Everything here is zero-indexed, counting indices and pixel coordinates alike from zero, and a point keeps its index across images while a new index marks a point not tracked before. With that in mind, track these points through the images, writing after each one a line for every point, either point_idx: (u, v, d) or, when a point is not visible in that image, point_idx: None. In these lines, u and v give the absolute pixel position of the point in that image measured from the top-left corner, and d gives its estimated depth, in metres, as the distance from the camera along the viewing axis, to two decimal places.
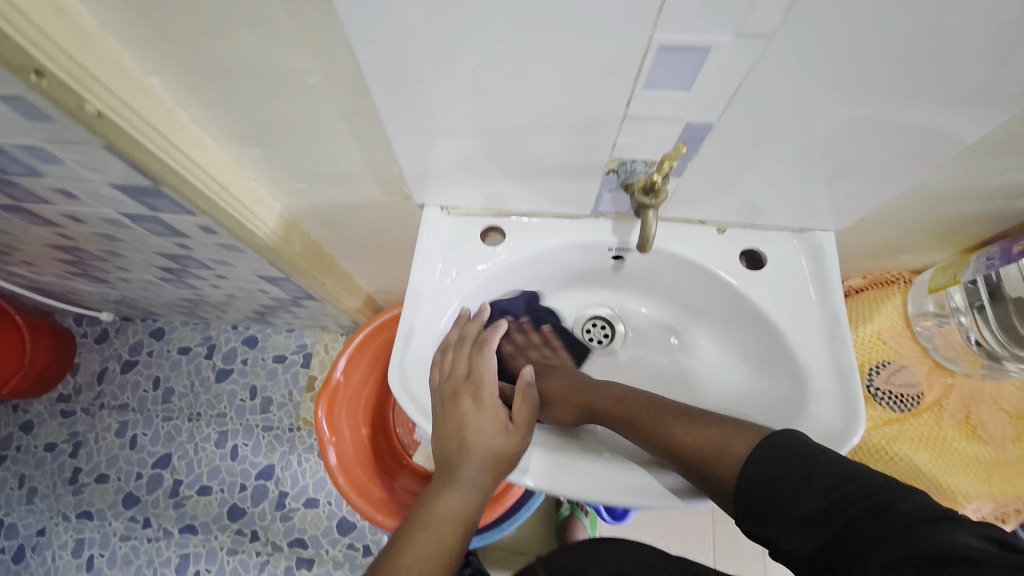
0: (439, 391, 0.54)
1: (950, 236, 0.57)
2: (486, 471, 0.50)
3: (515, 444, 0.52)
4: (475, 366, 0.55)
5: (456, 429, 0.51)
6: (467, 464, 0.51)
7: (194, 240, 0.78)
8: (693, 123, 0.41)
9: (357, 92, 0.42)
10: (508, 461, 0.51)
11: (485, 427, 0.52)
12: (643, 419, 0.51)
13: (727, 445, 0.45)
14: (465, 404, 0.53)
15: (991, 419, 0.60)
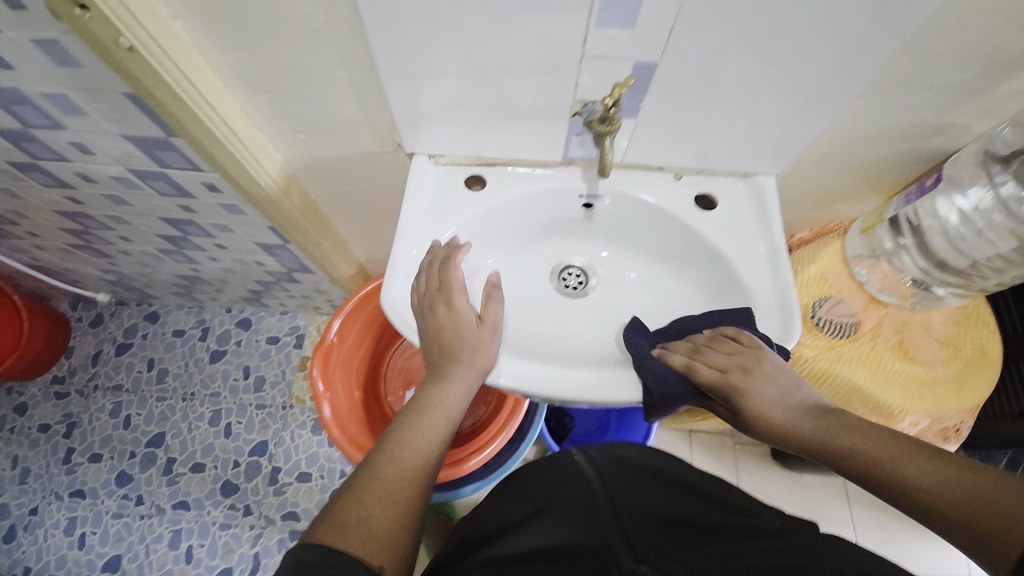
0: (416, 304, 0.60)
1: (874, 179, 0.66)
2: (476, 373, 0.56)
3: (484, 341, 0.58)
4: (445, 277, 0.60)
5: (437, 334, 0.57)
6: (456, 363, 0.56)
7: (198, 201, 0.83)
8: (642, 63, 0.48)
9: (355, 36, 0.49)
10: (488, 359, 0.57)
11: (461, 328, 0.58)
12: (884, 459, 0.42)
13: (944, 496, 0.38)
14: (439, 311, 0.58)
15: (922, 342, 0.67)
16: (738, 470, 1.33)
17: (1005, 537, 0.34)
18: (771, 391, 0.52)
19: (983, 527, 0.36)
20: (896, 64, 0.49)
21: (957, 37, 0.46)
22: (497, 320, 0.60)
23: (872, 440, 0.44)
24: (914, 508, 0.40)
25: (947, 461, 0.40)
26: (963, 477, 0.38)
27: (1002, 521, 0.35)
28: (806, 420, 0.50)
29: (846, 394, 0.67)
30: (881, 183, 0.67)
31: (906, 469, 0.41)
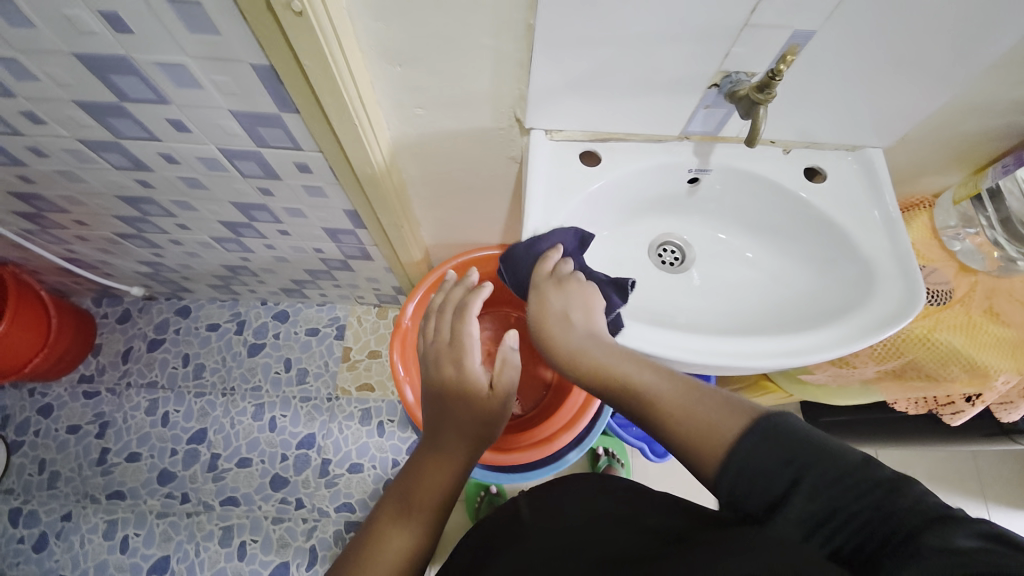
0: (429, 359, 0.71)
1: (969, 151, 0.69)
2: (473, 440, 0.63)
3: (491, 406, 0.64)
4: (455, 333, 0.69)
5: (443, 391, 0.66)
6: (461, 442, 0.62)
7: (281, 182, 0.82)
8: (799, 30, 0.50)
9: (517, 4, 0.49)
10: (491, 419, 0.64)
11: (467, 386, 0.66)
12: (675, 400, 0.43)
13: (713, 427, 0.40)
14: (449, 369, 0.67)
15: (1012, 307, 0.70)
16: None
17: (699, 449, 0.40)
18: (571, 323, 0.55)
19: (699, 437, 0.40)
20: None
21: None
22: (507, 388, 0.65)
23: (660, 377, 0.46)
24: (662, 437, 0.44)
25: (690, 384, 0.45)
26: (697, 399, 0.43)
27: (706, 435, 0.40)
28: (589, 349, 0.52)
29: (943, 357, 0.70)
30: (972, 156, 0.70)
31: (669, 408, 0.43)
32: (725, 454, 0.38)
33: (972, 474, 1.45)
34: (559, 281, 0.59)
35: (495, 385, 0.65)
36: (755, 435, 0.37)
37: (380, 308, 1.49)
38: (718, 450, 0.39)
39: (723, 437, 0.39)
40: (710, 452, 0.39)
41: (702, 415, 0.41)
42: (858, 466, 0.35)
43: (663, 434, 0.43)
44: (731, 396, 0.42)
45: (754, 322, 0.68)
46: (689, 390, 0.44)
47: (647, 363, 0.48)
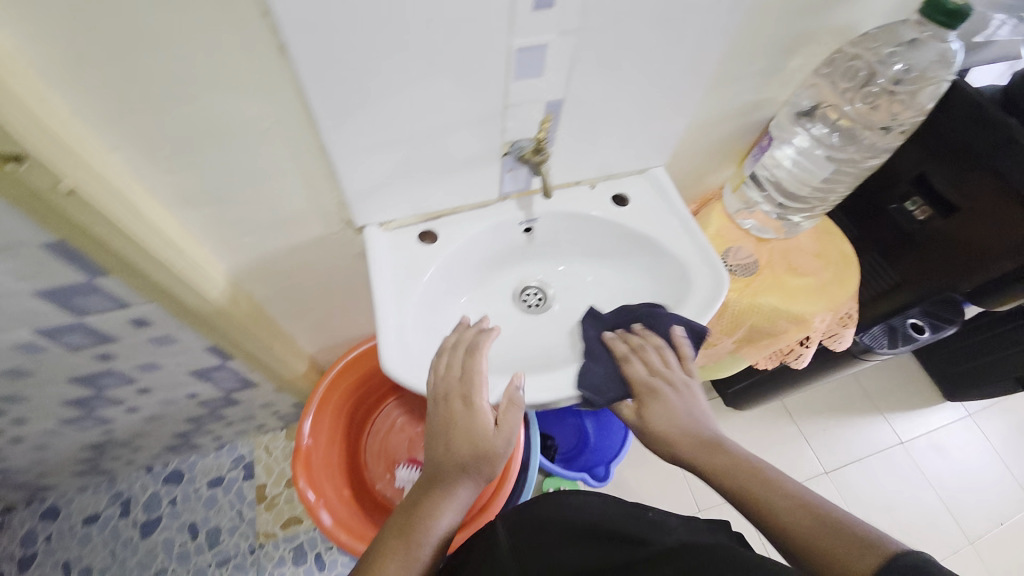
0: (430, 400, 0.63)
1: (727, 151, 0.85)
2: (468, 484, 0.60)
3: (498, 443, 0.60)
4: (468, 369, 0.64)
5: (447, 431, 0.61)
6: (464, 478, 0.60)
7: (122, 342, 0.75)
8: (550, 100, 0.59)
9: (300, 131, 0.53)
10: (495, 459, 0.60)
11: (476, 424, 0.61)
12: (749, 485, 0.55)
13: (827, 546, 0.47)
14: (456, 407, 0.62)
15: (803, 260, 0.86)
16: None
17: (838, 562, 0.45)
18: (670, 405, 0.64)
19: (841, 560, 0.45)
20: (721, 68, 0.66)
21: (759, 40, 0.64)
22: (511, 429, 0.61)
23: (769, 490, 0.53)
24: (788, 548, 0.50)
25: (812, 496, 0.52)
26: (825, 516, 0.49)
27: (842, 557, 0.45)
28: (703, 454, 0.60)
29: (770, 316, 0.83)
30: (732, 153, 0.86)
31: (771, 498, 0.53)
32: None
33: (861, 394, 1.66)
34: (657, 368, 0.67)
35: (500, 424, 0.61)
36: (889, 570, 0.41)
37: (287, 429, 1.38)
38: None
39: (865, 567, 0.43)
40: (851, 575, 0.44)
41: (838, 538, 0.46)
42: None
43: (768, 519, 0.52)
44: (849, 516, 0.48)
45: None
46: (801, 510, 0.50)
47: (762, 467, 0.56)
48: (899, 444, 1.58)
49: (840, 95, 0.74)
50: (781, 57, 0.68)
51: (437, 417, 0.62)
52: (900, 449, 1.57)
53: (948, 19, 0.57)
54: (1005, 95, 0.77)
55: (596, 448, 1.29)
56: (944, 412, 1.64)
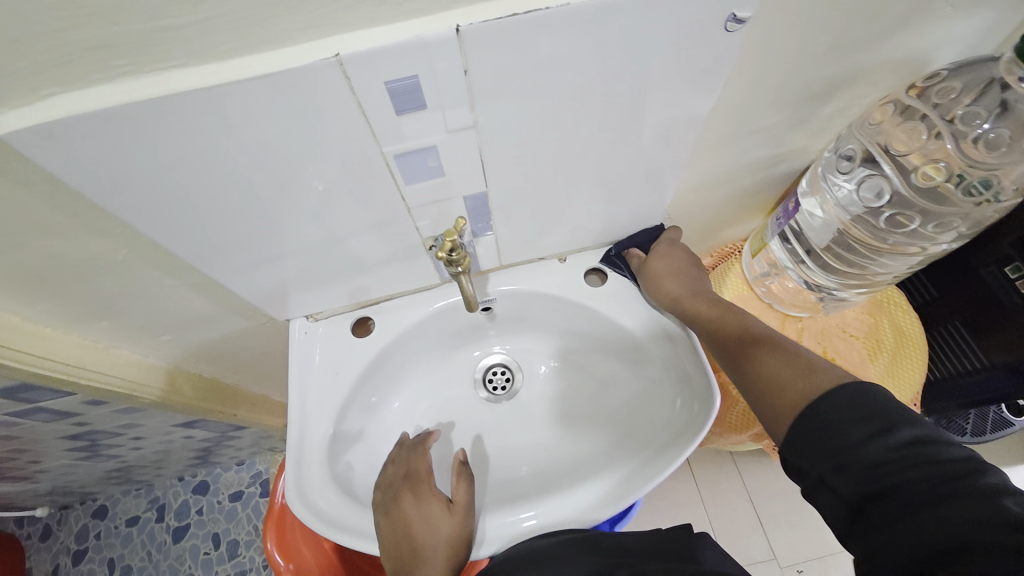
0: (377, 496, 0.54)
1: (745, 205, 0.66)
2: (443, 563, 0.49)
3: (464, 523, 0.52)
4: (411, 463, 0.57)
5: (403, 526, 0.50)
6: (426, 560, 0.48)
7: (88, 414, 0.76)
8: (470, 196, 0.47)
9: (166, 255, 0.45)
10: (463, 540, 0.51)
11: (432, 515, 0.52)
12: (731, 344, 0.51)
13: (786, 378, 0.43)
14: (408, 500, 0.52)
15: (843, 346, 0.66)
16: (743, 471, 1.29)
17: (782, 389, 0.43)
18: (683, 254, 0.61)
19: (777, 382, 0.44)
20: (717, 127, 0.48)
21: (769, 93, 0.45)
22: (468, 501, 0.53)
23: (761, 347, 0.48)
24: (746, 380, 0.47)
25: (811, 357, 0.44)
26: (799, 354, 0.45)
27: (786, 389, 0.43)
28: (699, 302, 0.56)
29: None
30: (754, 205, 0.67)
31: (753, 348, 0.48)
32: (798, 407, 0.41)
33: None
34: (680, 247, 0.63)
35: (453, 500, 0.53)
36: (833, 396, 0.39)
37: None
38: (795, 402, 0.41)
39: (799, 392, 0.41)
40: (789, 398, 0.42)
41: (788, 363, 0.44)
42: (881, 432, 0.35)
43: (750, 374, 0.47)
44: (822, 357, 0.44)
45: (583, 451, 0.62)
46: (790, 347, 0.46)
47: (746, 315, 0.53)
48: None
49: (894, 167, 0.53)
50: (805, 105, 0.49)
51: (382, 517, 0.51)
52: None
53: None
54: None
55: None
56: None
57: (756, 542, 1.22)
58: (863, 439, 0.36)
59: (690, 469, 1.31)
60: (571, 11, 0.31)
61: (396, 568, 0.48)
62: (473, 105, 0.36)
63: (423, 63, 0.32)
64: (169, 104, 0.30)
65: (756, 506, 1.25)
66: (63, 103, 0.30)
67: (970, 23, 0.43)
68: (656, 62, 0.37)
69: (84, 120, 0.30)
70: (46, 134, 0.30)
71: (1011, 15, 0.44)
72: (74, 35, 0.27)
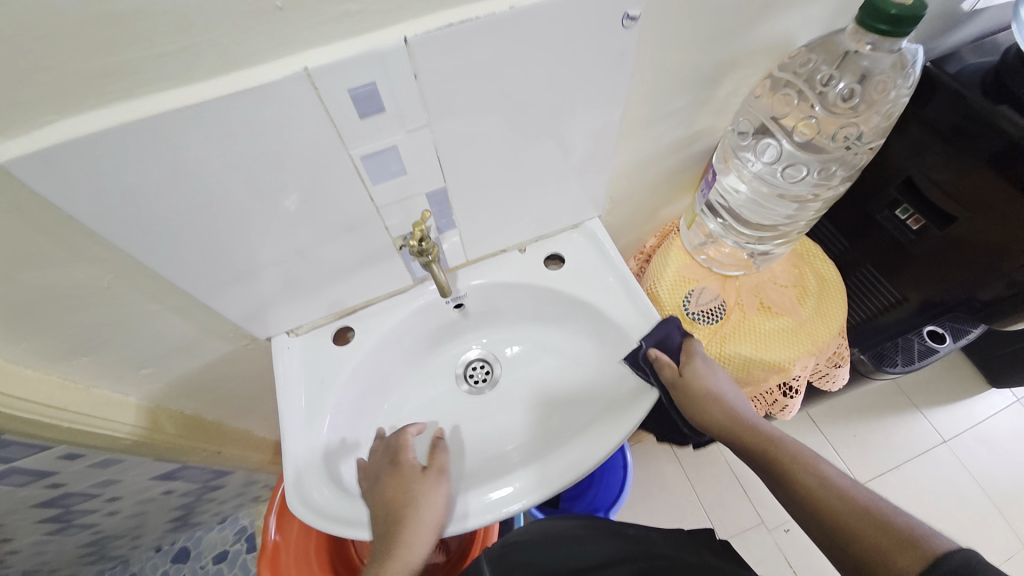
0: (364, 466, 0.59)
1: (675, 184, 0.75)
2: (424, 529, 0.53)
3: (436, 487, 0.56)
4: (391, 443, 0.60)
5: (382, 498, 0.55)
6: (403, 524, 0.52)
7: (63, 472, 0.74)
8: (432, 192, 0.52)
9: (151, 277, 0.48)
10: (437, 505, 0.55)
11: (408, 482, 0.56)
12: (780, 462, 0.53)
13: (858, 527, 0.44)
14: (384, 469, 0.56)
15: (777, 295, 0.74)
16: (722, 444, 1.36)
17: (872, 554, 0.42)
18: (713, 372, 0.62)
19: (867, 546, 0.43)
20: (636, 113, 0.57)
21: (671, 79, 0.54)
22: (444, 466, 0.58)
23: (809, 477, 0.50)
24: (815, 523, 0.47)
25: (850, 482, 0.48)
26: (871, 507, 0.45)
27: (875, 550, 0.42)
28: (716, 406, 0.60)
29: (744, 367, 0.71)
30: (682, 183, 0.76)
31: (808, 476, 0.50)
32: (884, 568, 0.41)
33: (896, 389, 1.42)
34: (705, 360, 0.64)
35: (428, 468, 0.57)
36: (936, 572, 0.37)
37: None
38: (891, 560, 0.40)
39: (893, 567, 0.40)
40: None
41: (869, 521, 0.43)
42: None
43: (794, 494, 0.50)
44: (896, 507, 0.44)
45: (564, 422, 0.66)
46: (852, 493, 0.47)
47: (781, 435, 0.55)
48: (945, 443, 1.34)
49: (780, 128, 0.64)
50: (704, 88, 0.58)
51: (366, 492, 0.56)
52: (946, 449, 1.34)
53: (892, 27, 0.48)
54: (994, 76, 0.65)
55: (601, 480, 1.12)
56: (998, 394, 1.41)
57: (744, 510, 1.28)
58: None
59: (673, 450, 1.37)
60: (498, 19, 0.38)
61: (381, 536, 0.52)
62: (426, 106, 0.42)
63: (378, 71, 0.38)
64: (159, 122, 0.35)
65: (739, 475, 1.31)
66: (58, 130, 0.33)
67: (816, 10, 0.54)
68: (574, 59, 0.45)
69: (79, 145, 0.34)
70: (42, 160, 0.33)
71: (846, 1, 0.55)
72: (73, 66, 0.31)
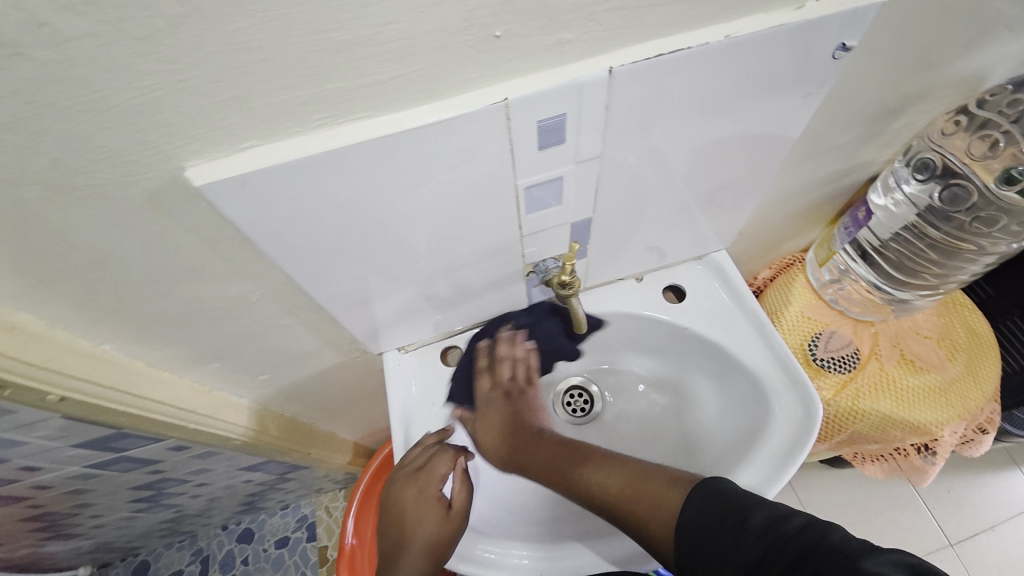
0: (392, 473, 0.53)
1: (809, 217, 0.69)
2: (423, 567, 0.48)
3: (455, 527, 0.50)
4: (424, 454, 0.53)
5: (399, 513, 0.51)
6: (407, 552, 0.49)
7: (167, 461, 0.76)
8: (576, 222, 0.49)
9: (294, 292, 0.48)
10: (449, 550, 0.49)
11: (426, 510, 0.50)
12: (564, 468, 0.54)
13: (657, 504, 0.46)
14: (409, 492, 0.51)
15: (920, 348, 0.67)
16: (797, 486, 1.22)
17: (651, 520, 0.46)
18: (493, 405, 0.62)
19: (646, 509, 0.46)
20: (799, 144, 0.52)
21: (848, 112, 0.49)
22: (467, 503, 0.51)
23: (603, 471, 0.51)
24: (616, 518, 0.48)
25: (635, 460, 0.51)
26: (654, 480, 0.48)
27: (650, 503, 0.46)
28: (489, 436, 0.61)
29: (879, 424, 0.66)
30: (817, 215, 0.70)
31: (595, 478, 0.51)
32: (677, 526, 0.44)
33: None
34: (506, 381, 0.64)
35: (452, 503, 0.51)
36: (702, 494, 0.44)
37: (344, 489, 1.39)
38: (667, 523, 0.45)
39: (666, 515, 0.45)
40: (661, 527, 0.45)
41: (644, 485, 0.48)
42: (741, 524, 0.41)
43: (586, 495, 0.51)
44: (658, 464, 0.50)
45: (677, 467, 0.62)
46: (622, 461, 0.51)
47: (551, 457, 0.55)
48: None
49: (974, 173, 0.55)
50: (880, 120, 0.52)
51: (389, 491, 0.52)
52: None
53: None
54: None
55: None
56: None
57: None
58: (734, 531, 0.41)
59: None
60: (710, 50, 0.35)
61: (388, 563, 0.50)
62: (604, 136, 0.39)
63: (573, 102, 0.35)
64: (353, 152, 0.33)
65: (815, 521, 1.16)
66: (259, 154, 0.32)
67: None
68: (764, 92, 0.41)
69: (275, 174, 0.33)
70: (241, 184, 0.32)
71: None
72: (291, 94, 0.30)
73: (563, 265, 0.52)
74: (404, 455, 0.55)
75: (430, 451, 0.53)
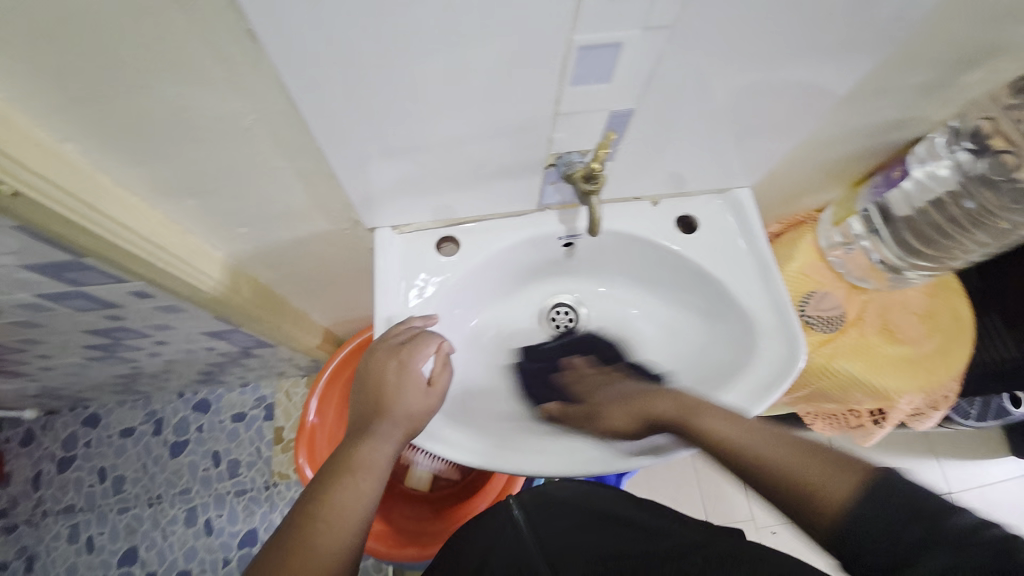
0: (374, 346, 0.52)
1: (839, 173, 0.66)
2: (394, 435, 0.48)
3: (430, 405, 0.50)
4: (411, 335, 0.52)
5: (376, 383, 0.50)
6: (380, 418, 0.48)
7: (127, 308, 0.72)
8: (618, 110, 0.45)
9: (294, 128, 0.42)
10: (424, 422, 0.49)
11: (406, 384, 0.49)
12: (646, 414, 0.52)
13: (821, 482, 0.38)
14: (389, 363, 0.50)
15: (905, 322, 0.70)
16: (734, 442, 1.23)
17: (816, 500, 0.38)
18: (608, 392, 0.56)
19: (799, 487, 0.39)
20: (867, 76, 0.48)
21: (917, 45, 0.46)
22: (446, 387, 0.51)
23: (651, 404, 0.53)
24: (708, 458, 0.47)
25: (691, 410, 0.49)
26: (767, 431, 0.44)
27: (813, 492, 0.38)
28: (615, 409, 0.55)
29: (845, 385, 0.68)
30: (847, 174, 0.67)
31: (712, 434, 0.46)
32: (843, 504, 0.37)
33: (968, 438, 1.28)
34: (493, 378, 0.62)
35: (432, 382, 0.50)
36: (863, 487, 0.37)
37: (307, 377, 1.37)
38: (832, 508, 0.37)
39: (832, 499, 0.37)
40: (824, 508, 0.37)
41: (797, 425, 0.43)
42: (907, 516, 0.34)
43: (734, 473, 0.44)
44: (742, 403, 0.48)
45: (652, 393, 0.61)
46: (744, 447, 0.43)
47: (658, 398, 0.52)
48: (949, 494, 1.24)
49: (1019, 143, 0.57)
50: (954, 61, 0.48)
51: (368, 362, 0.51)
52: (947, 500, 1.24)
53: None
54: None
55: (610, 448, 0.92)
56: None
57: (737, 501, 1.12)
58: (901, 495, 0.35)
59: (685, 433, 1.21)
60: None
61: (358, 426, 0.49)
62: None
63: None
64: None
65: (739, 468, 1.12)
66: None
67: None
68: None
69: None
70: None
71: None
72: None
73: (596, 153, 0.49)
74: (385, 332, 0.54)
75: (413, 336, 0.52)
